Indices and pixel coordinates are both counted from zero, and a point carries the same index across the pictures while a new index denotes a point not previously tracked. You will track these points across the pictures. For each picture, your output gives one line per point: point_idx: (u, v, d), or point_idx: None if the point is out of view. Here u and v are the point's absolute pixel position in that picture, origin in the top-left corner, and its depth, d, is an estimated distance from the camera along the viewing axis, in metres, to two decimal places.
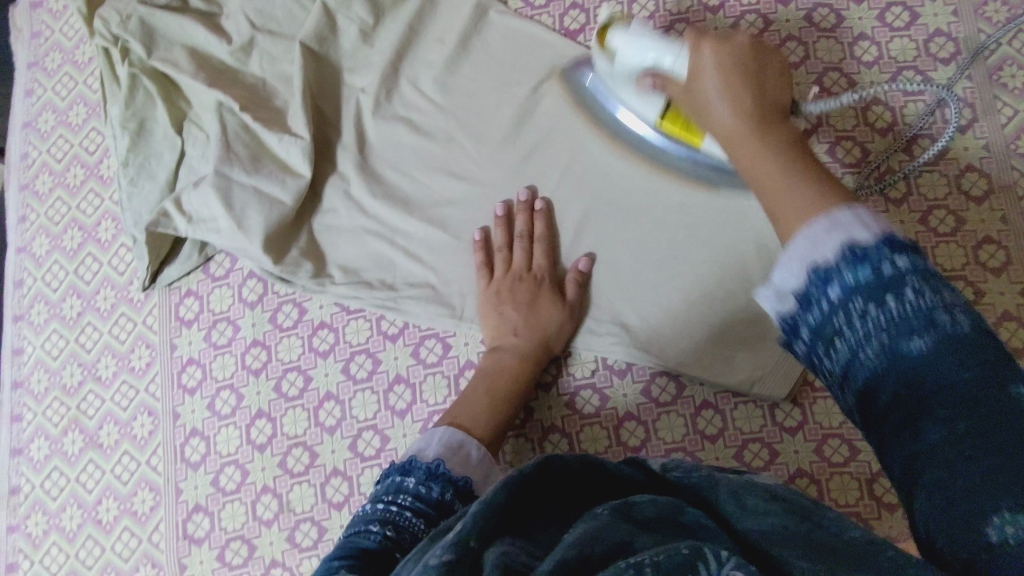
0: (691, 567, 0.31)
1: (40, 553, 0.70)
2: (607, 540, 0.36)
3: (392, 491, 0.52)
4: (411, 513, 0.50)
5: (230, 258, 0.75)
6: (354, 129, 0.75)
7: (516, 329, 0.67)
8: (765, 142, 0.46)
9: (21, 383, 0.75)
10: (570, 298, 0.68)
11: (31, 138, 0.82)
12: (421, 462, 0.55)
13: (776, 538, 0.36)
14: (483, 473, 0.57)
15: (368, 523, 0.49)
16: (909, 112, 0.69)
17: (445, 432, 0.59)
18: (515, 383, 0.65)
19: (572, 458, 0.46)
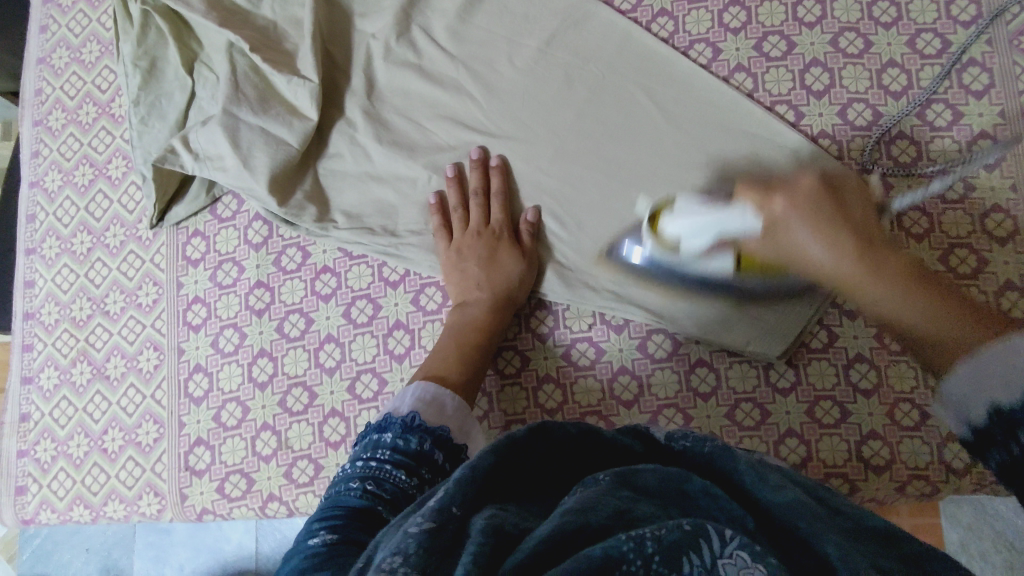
0: (693, 541, 0.30)
1: (48, 477, 0.73)
2: (609, 503, 0.35)
3: (370, 448, 0.51)
4: (390, 465, 0.49)
5: (237, 200, 0.75)
6: (364, 75, 0.75)
7: (480, 283, 0.68)
8: None
9: (32, 315, 0.77)
10: (528, 251, 0.69)
11: (45, 74, 0.82)
12: (397, 417, 0.53)
13: (794, 514, 0.37)
14: (458, 421, 0.57)
15: (349, 479, 0.49)
16: (925, 76, 0.69)
17: (423, 383, 0.59)
18: (488, 334, 0.66)
19: (573, 428, 0.44)
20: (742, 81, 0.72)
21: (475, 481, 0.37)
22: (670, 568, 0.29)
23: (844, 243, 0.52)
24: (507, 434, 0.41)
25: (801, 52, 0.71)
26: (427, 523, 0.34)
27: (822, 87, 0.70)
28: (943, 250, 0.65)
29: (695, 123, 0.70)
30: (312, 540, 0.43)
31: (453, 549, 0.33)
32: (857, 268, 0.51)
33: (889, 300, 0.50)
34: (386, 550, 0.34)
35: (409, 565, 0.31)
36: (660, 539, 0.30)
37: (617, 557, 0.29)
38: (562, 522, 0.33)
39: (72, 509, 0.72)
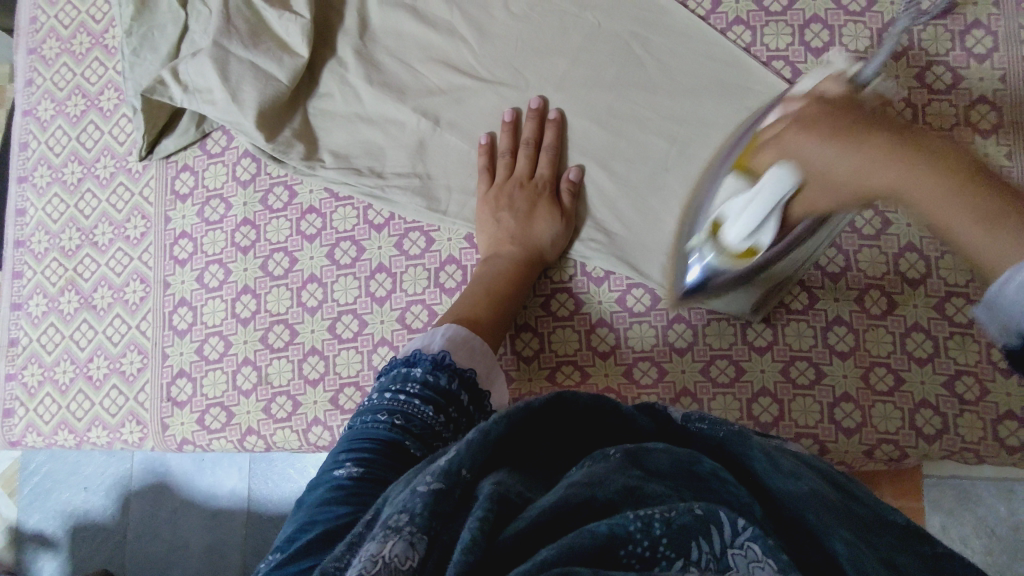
0: (702, 528, 0.32)
1: (34, 402, 0.74)
2: (618, 479, 0.36)
3: (398, 381, 0.52)
4: (418, 400, 0.50)
5: (226, 136, 0.75)
6: (357, 14, 0.74)
7: (513, 236, 0.67)
8: (919, 169, 0.42)
9: (23, 243, 0.78)
10: (568, 209, 0.68)
11: (40, 2, 0.82)
12: (426, 354, 0.54)
13: (800, 503, 0.37)
14: (486, 365, 0.57)
15: (378, 412, 0.49)
16: (928, 37, 0.67)
17: (453, 325, 0.59)
18: (517, 285, 0.66)
19: (584, 397, 0.43)
20: (741, 34, 0.70)
21: (487, 446, 0.38)
22: (676, 552, 0.31)
23: (872, 142, 0.45)
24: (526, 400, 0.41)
25: (802, 8, 0.69)
26: (436, 484, 0.35)
27: (821, 45, 0.69)
28: None
29: (691, 76, 0.69)
30: (339, 471, 0.44)
31: (456, 515, 0.34)
32: (895, 173, 0.43)
33: (938, 193, 0.41)
34: (394, 507, 0.35)
35: (415, 526, 0.33)
36: (669, 522, 0.32)
37: (623, 537, 0.31)
38: (569, 495, 0.34)
39: (56, 434, 0.73)
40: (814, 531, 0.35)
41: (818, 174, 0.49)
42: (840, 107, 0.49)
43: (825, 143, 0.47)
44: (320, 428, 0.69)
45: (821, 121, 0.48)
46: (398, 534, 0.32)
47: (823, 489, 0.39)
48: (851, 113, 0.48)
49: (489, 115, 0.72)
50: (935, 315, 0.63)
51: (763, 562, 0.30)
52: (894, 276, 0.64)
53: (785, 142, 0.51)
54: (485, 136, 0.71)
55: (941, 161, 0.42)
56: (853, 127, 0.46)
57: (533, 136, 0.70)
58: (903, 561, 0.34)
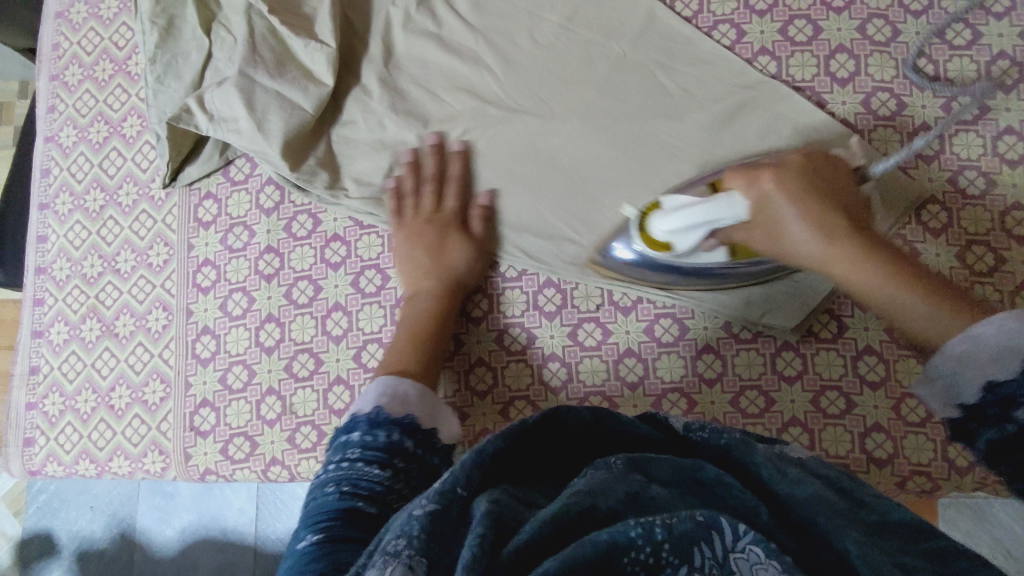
0: (706, 533, 0.32)
1: (55, 431, 0.74)
2: (621, 487, 0.37)
3: (339, 450, 0.51)
4: (366, 463, 0.49)
5: (250, 163, 0.75)
6: (382, 42, 0.74)
7: (426, 271, 0.68)
8: (874, 275, 0.53)
9: (44, 269, 0.78)
10: (478, 233, 0.70)
11: (63, 29, 0.82)
12: (361, 415, 0.53)
13: (813, 508, 0.37)
14: (427, 404, 0.57)
15: (329, 485, 0.48)
16: (954, 66, 0.68)
17: (388, 376, 0.58)
18: (439, 326, 0.66)
19: (584, 413, 0.47)
20: (767, 63, 0.70)
21: (482, 465, 0.39)
22: (679, 558, 0.31)
23: (834, 234, 0.55)
24: (520, 420, 0.43)
25: (828, 37, 0.70)
26: (431, 505, 0.36)
27: (848, 74, 0.69)
28: (961, 246, 0.64)
29: (721, 107, 0.69)
30: (301, 544, 0.44)
31: (456, 533, 0.35)
32: (825, 254, 0.55)
33: (874, 294, 0.53)
34: (393, 532, 0.36)
35: (413, 549, 0.33)
36: (672, 529, 0.32)
37: (626, 544, 0.31)
38: (571, 506, 0.35)
39: (77, 463, 0.73)
40: (826, 535, 0.35)
41: (762, 209, 0.57)
42: (814, 174, 0.57)
43: (789, 220, 0.56)
44: None
45: (805, 188, 0.56)
46: (398, 558, 0.33)
47: (830, 492, 0.39)
48: (815, 177, 0.57)
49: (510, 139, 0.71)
50: None
51: (768, 566, 0.31)
52: None
53: (760, 182, 0.57)
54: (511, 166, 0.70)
55: (884, 269, 0.53)
56: (827, 197, 0.56)
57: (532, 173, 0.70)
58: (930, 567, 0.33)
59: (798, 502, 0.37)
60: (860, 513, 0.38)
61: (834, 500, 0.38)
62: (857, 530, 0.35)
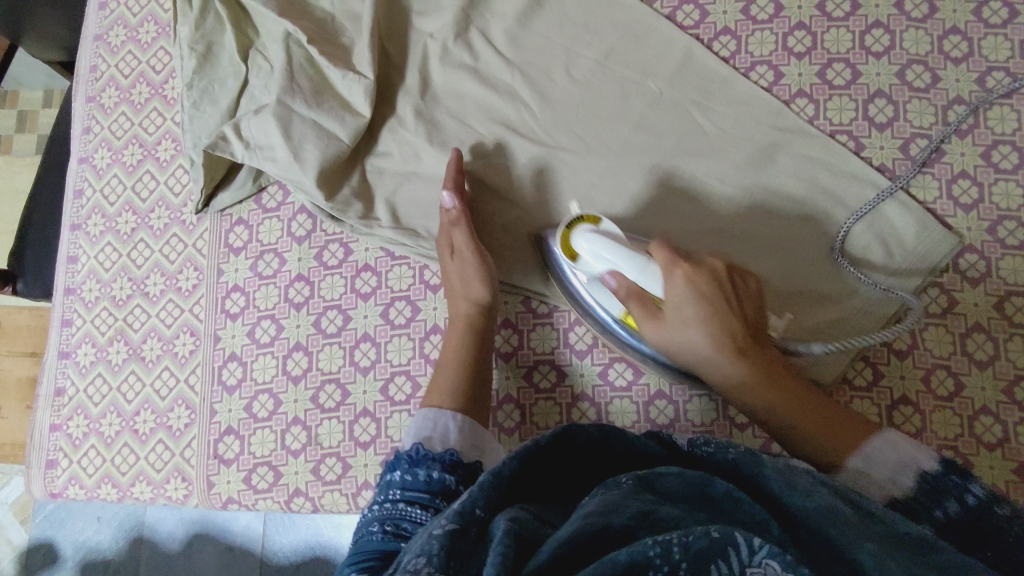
0: (721, 549, 0.32)
1: (78, 453, 0.73)
2: (635, 505, 0.37)
3: (382, 490, 0.50)
4: (406, 502, 0.48)
5: (282, 191, 0.75)
6: (419, 73, 0.74)
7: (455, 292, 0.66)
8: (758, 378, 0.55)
9: (73, 290, 0.78)
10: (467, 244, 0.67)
11: (101, 52, 0.83)
12: (404, 453, 0.53)
13: (823, 521, 0.37)
14: (474, 438, 0.57)
15: (371, 523, 0.47)
16: (994, 115, 0.67)
17: (422, 411, 0.58)
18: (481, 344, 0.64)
19: (593, 430, 0.46)
20: (804, 107, 0.70)
21: (500, 483, 0.39)
22: (697, 575, 0.32)
23: (724, 322, 0.56)
24: (532, 439, 0.43)
25: (867, 82, 0.70)
26: (451, 524, 0.36)
27: (886, 120, 0.69)
28: (998, 297, 0.64)
29: (758, 147, 0.69)
30: None
31: (474, 554, 0.35)
32: (738, 373, 0.55)
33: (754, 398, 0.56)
34: (413, 553, 0.36)
35: (433, 567, 0.33)
36: (688, 546, 0.32)
37: (643, 563, 0.31)
38: (585, 526, 0.35)
39: (99, 487, 0.72)
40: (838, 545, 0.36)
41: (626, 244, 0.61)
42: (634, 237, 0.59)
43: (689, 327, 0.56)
44: (369, 492, 0.67)
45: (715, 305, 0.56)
46: None
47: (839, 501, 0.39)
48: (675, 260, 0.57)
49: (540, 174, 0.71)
50: (1004, 399, 0.62)
51: None
52: (961, 355, 0.63)
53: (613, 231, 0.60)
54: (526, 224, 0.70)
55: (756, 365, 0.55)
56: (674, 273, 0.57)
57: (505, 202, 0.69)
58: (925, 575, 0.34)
59: (819, 519, 0.37)
60: (875, 526, 0.38)
61: (841, 510, 0.38)
62: (869, 539, 0.36)
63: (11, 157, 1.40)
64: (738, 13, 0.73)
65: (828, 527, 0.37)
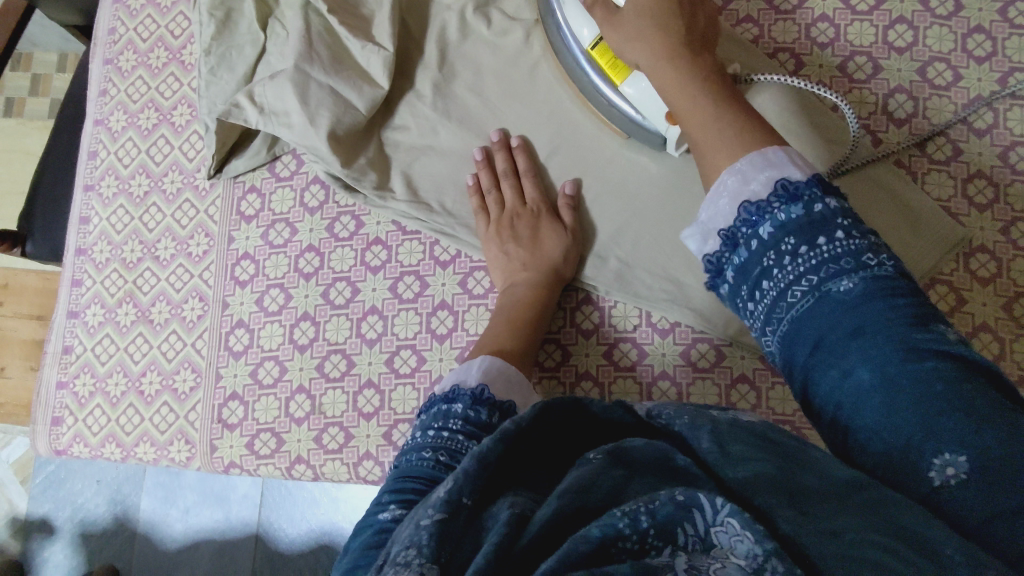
0: (686, 514, 0.32)
1: (84, 412, 0.74)
2: (607, 482, 0.35)
3: (440, 418, 0.51)
4: (461, 435, 0.48)
5: (297, 161, 0.76)
6: (438, 48, 0.74)
7: (524, 263, 0.67)
8: (686, 66, 0.54)
9: (84, 251, 0.78)
10: (569, 222, 0.69)
11: (120, 14, 0.83)
12: (464, 390, 0.53)
13: (761, 481, 0.35)
14: (523, 396, 0.57)
15: (423, 449, 0.48)
16: (1013, 115, 0.67)
17: (489, 358, 0.58)
18: (537, 311, 0.66)
19: (568, 402, 0.41)
20: (823, 98, 0.70)
21: (485, 470, 0.37)
22: (663, 541, 0.31)
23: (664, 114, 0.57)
24: (511, 420, 0.39)
25: (886, 77, 0.69)
26: (439, 514, 0.36)
27: (904, 116, 0.69)
28: (1008, 297, 0.64)
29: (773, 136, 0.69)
30: (382, 515, 0.43)
31: (461, 542, 0.35)
32: (662, 64, 0.55)
33: (725, 162, 0.50)
34: (401, 543, 0.35)
35: (423, 557, 0.33)
36: (654, 514, 0.32)
37: (614, 535, 0.31)
38: (561, 506, 0.34)
39: (104, 446, 0.73)
40: (760, 511, 0.34)
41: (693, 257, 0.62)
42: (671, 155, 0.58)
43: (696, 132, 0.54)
44: (371, 463, 0.68)
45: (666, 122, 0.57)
46: (407, 568, 0.33)
47: (772, 464, 0.36)
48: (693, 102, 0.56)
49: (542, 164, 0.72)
50: None
51: (744, 537, 0.30)
52: None
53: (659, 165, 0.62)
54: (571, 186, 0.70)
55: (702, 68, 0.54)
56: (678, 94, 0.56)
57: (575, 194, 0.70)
58: (853, 530, 0.32)
59: (749, 484, 0.35)
60: (797, 476, 0.36)
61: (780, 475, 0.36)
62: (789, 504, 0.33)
63: (23, 118, 1.40)
64: (762, 1, 0.73)
65: (767, 493, 0.34)
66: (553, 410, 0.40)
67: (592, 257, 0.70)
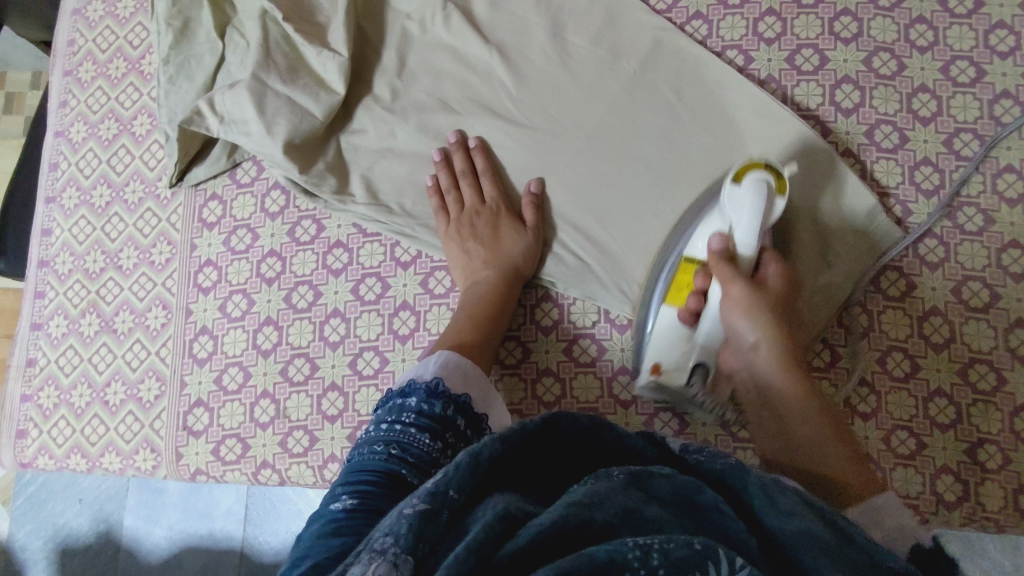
0: (701, 562, 0.31)
1: (48, 424, 0.74)
2: (619, 501, 0.35)
3: (393, 412, 0.51)
4: (414, 429, 0.49)
5: (257, 167, 0.76)
6: (395, 53, 0.75)
7: (485, 261, 0.68)
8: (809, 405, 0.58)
9: (46, 263, 0.78)
10: (529, 221, 0.70)
11: (79, 26, 0.83)
12: (420, 383, 0.53)
13: (807, 542, 0.35)
14: (483, 390, 0.57)
15: (374, 443, 0.48)
16: (957, 103, 0.68)
17: (449, 353, 0.58)
18: (499, 306, 0.66)
19: (584, 420, 0.43)
20: (772, 92, 0.71)
21: (476, 467, 0.37)
22: None
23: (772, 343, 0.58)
24: (519, 424, 0.41)
25: (834, 68, 0.71)
26: (422, 506, 0.35)
27: (851, 106, 0.70)
28: (956, 281, 0.65)
29: (726, 128, 0.69)
30: (335, 505, 0.43)
31: (445, 538, 0.34)
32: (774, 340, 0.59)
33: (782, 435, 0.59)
34: (381, 530, 0.35)
35: (399, 548, 0.32)
36: (667, 553, 0.31)
37: (621, 562, 0.31)
38: (568, 515, 0.33)
39: (69, 457, 0.73)
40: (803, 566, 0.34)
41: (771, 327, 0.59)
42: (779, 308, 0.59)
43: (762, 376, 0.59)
44: (335, 465, 0.68)
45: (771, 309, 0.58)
46: (383, 557, 0.32)
47: (819, 525, 0.37)
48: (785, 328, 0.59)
49: (499, 165, 0.73)
50: (958, 380, 0.62)
51: None
52: (918, 339, 0.64)
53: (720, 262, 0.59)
54: (535, 185, 0.71)
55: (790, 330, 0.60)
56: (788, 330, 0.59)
57: (540, 193, 0.71)
58: None
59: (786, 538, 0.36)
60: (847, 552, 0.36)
61: (823, 538, 0.36)
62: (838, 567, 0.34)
63: None
64: None
65: (814, 550, 0.35)
66: (554, 423, 0.42)
67: (552, 254, 0.70)
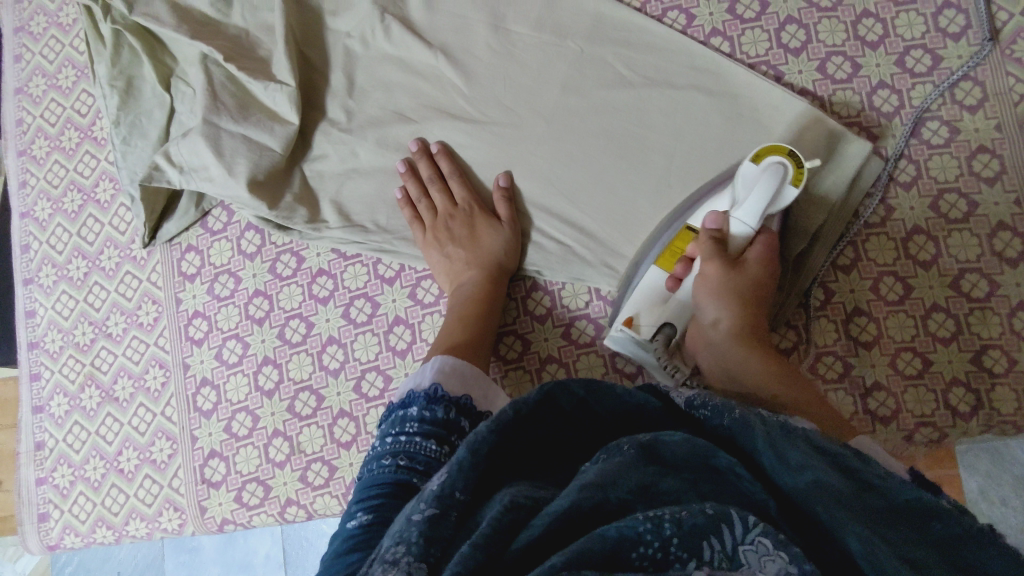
0: (715, 526, 0.31)
1: (68, 502, 0.74)
2: (632, 475, 0.35)
3: (396, 424, 0.51)
4: (419, 437, 0.49)
5: (226, 211, 0.76)
6: (342, 73, 0.75)
7: (467, 261, 0.68)
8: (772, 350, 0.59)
9: (37, 343, 0.78)
10: (503, 215, 0.70)
11: (24, 104, 0.83)
12: (419, 391, 0.53)
13: (815, 492, 0.34)
14: (483, 389, 0.57)
15: (383, 458, 0.48)
16: (902, 22, 0.68)
17: (443, 356, 0.57)
18: (486, 303, 0.66)
19: (578, 390, 0.42)
20: (719, 45, 0.71)
21: (479, 461, 0.37)
22: (688, 551, 0.30)
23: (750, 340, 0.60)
24: (515, 406, 0.39)
25: (775, 11, 0.71)
26: (429, 510, 0.35)
27: (799, 44, 0.70)
28: (932, 197, 0.65)
29: (680, 88, 0.69)
30: (352, 523, 0.44)
31: (455, 538, 0.35)
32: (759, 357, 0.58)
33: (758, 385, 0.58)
34: (390, 538, 0.35)
35: (410, 557, 0.33)
36: (680, 523, 0.31)
37: (633, 539, 0.31)
38: (580, 498, 0.34)
39: (95, 531, 0.73)
40: (825, 526, 0.33)
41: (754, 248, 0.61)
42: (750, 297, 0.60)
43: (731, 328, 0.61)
44: None
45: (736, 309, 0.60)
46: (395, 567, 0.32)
47: (833, 472, 0.35)
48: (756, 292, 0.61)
49: (463, 164, 0.73)
50: (951, 293, 0.63)
51: (776, 556, 0.29)
52: (906, 259, 0.64)
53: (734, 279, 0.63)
54: (503, 178, 0.71)
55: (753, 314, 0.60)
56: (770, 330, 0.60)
57: (509, 185, 0.71)
58: (917, 554, 0.31)
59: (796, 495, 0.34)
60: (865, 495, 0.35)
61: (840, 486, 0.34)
62: (858, 518, 0.32)
63: None
64: None
65: (826, 499, 0.33)
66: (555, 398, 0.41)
67: (532, 243, 0.70)
